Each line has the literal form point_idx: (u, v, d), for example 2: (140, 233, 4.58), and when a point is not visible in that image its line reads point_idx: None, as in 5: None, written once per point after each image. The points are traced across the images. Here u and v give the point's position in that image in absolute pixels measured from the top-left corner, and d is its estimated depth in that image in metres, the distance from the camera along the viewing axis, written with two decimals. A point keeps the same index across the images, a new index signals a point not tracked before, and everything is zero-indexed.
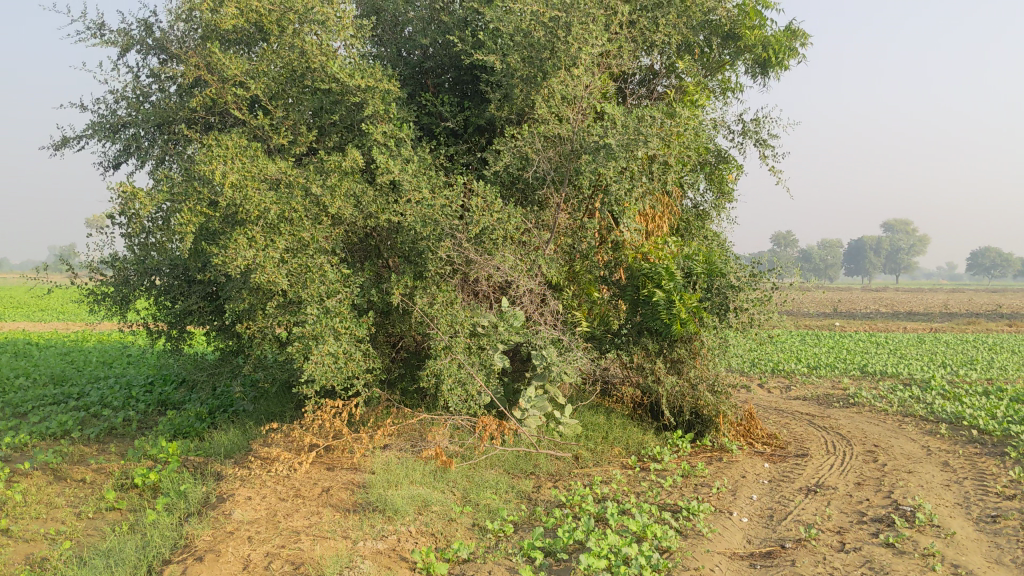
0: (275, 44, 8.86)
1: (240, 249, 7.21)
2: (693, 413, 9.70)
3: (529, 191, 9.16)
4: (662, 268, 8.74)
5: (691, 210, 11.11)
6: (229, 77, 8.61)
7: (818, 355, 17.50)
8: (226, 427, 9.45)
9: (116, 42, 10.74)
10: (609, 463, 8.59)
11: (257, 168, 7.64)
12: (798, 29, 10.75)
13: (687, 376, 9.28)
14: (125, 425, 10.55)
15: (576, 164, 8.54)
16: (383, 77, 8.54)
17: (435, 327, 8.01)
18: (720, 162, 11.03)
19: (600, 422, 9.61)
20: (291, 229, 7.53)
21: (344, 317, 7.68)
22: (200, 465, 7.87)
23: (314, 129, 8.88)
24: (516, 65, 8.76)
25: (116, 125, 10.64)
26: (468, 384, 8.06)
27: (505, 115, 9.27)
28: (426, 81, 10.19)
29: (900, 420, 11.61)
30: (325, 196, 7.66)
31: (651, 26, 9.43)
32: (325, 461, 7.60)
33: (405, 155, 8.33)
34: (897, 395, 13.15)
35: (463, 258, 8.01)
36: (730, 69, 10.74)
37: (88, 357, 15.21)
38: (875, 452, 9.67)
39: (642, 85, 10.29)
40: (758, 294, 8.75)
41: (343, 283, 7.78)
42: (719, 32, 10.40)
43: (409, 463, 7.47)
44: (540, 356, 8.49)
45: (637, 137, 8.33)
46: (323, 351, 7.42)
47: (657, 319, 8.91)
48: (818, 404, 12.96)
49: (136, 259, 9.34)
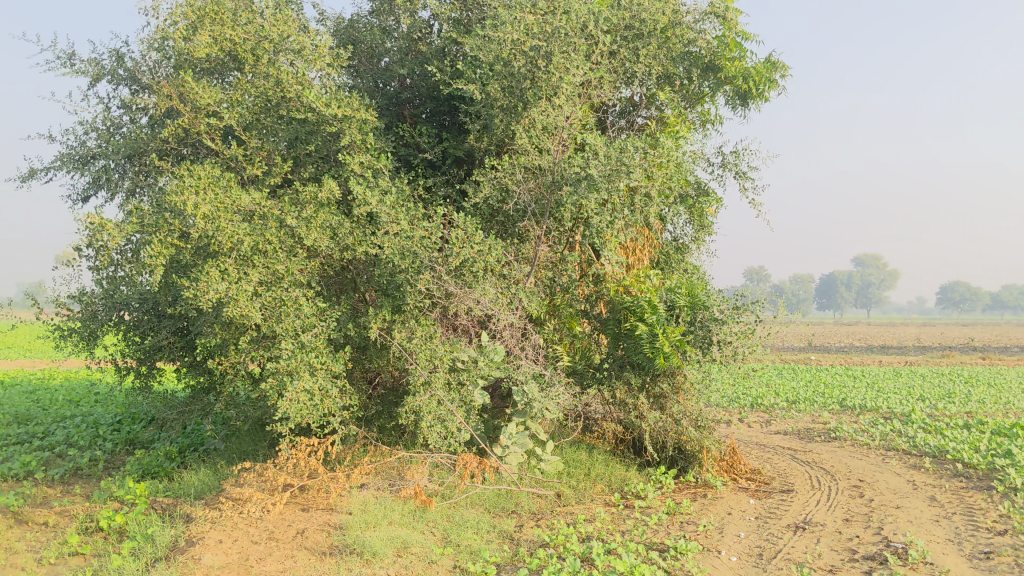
0: (250, 73, 8.69)
1: (212, 282, 6.97)
2: (676, 448, 9.51)
3: (509, 223, 9.02)
4: (645, 301, 8.62)
5: (671, 242, 11.01)
6: (202, 107, 8.43)
7: (796, 389, 17.39)
8: (196, 467, 9.16)
9: (86, 72, 10.55)
10: (592, 501, 8.37)
11: (230, 198, 7.39)
12: (778, 61, 10.73)
13: (671, 411, 9.19)
14: (91, 465, 10.22)
15: (557, 195, 8.39)
16: (360, 106, 8.38)
17: (414, 362, 7.81)
18: (700, 194, 10.94)
19: (582, 458, 9.40)
20: (265, 262, 7.32)
21: (320, 352, 7.45)
22: (168, 508, 7.58)
23: (289, 160, 8.71)
24: (495, 95, 8.64)
25: (85, 157, 10.44)
26: (447, 420, 7.83)
27: (484, 146, 9.14)
28: (403, 112, 10.05)
29: (883, 454, 11.47)
30: (301, 228, 7.47)
31: (632, 57, 9.39)
32: (299, 501, 7.34)
33: (383, 186, 8.16)
34: (879, 428, 13.03)
35: (443, 291, 7.83)
36: (710, 100, 10.70)
37: (54, 395, 14.83)
38: (861, 487, 9.51)
39: (622, 117, 10.20)
40: (741, 327, 8.63)
41: (319, 317, 7.57)
42: (698, 63, 10.36)
43: (387, 503, 7.22)
44: (522, 392, 8.29)
45: (620, 169, 8.16)
46: (298, 388, 7.19)
47: (640, 353, 8.73)
48: (799, 438, 12.81)
49: (105, 293, 9.08)
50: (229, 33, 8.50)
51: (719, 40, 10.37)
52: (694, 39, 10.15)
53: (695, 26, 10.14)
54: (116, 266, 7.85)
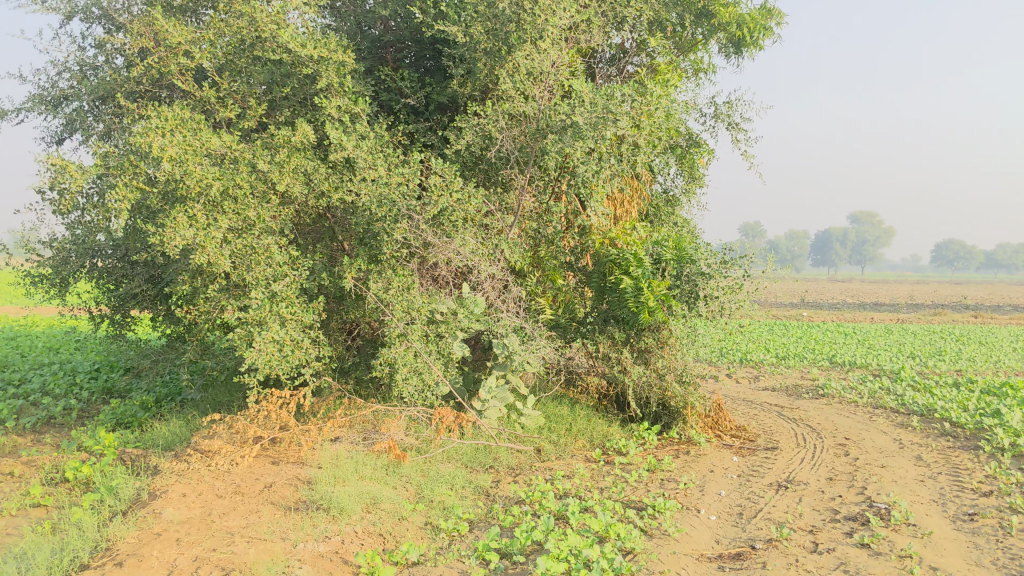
0: (224, 12, 8.37)
1: (178, 228, 6.72)
2: (659, 404, 9.29)
3: (492, 171, 8.75)
4: (630, 254, 8.40)
5: (660, 195, 10.80)
6: (173, 45, 8.11)
7: (787, 345, 17.24)
8: (170, 417, 8.99)
9: (58, 10, 10.17)
10: (573, 456, 8.21)
11: (199, 141, 7.12)
12: (774, 7, 10.39)
13: (655, 366, 8.98)
14: (64, 414, 10.04)
15: (541, 143, 8.13)
16: (337, 47, 8.06)
17: (390, 313, 7.60)
18: (691, 145, 10.66)
19: (564, 413, 9.22)
20: (235, 208, 7.06)
21: (291, 302, 7.22)
22: (136, 460, 7.40)
23: (264, 102, 8.40)
24: (478, 37, 8.33)
25: (58, 99, 10.12)
26: (424, 373, 7.63)
27: (468, 91, 8.84)
28: (386, 56, 9.71)
29: (870, 412, 11.33)
30: (274, 173, 7.21)
31: (623, 1, 9.04)
32: (270, 454, 7.16)
33: (361, 131, 7.88)
34: (867, 386, 12.89)
35: (420, 241, 7.60)
36: (702, 48, 10.38)
37: (35, 342, 14.63)
38: (846, 445, 9.36)
39: (612, 64, 9.89)
40: (729, 281, 8.38)
41: (292, 266, 7.34)
42: (691, 9, 10.02)
43: (360, 457, 7.04)
44: (502, 345, 8.07)
45: (606, 116, 7.90)
46: (268, 338, 6.97)
47: (625, 307, 8.55)
48: (787, 395, 12.67)
49: (75, 239, 8.82)
50: None
51: None
52: None
53: None
54: (83, 210, 7.58)
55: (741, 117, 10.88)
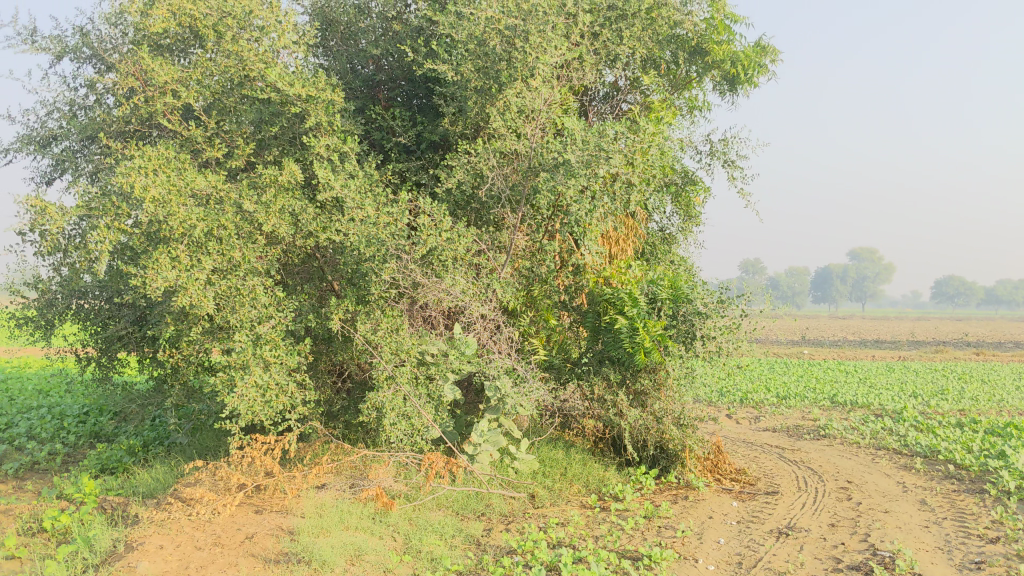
0: (212, 51, 8.28)
1: (161, 269, 6.56)
2: (657, 447, 9.05)
3: (484, 210, 8.61)
4: (625, 293, 8.19)
5: (657, 233, 10.66)
6: (160, 84, 8.01)
7: (788, 384, 17.00)
8: (155, 463, 8.77)
9: (48, 50, 10.09)
10: (568, 502, 7.98)
11: (184, 181, 6.98)
12: (769, 44, 10.31)
13: (652, 409, 8.78)
14: (49, 460, 9.83)
15: (533, 182, 7.98)
16: (326, 86, 7.96)
17: (379, 356, 7.42)
18: (687, 183, 10.53)
19: (559, 457, 8.99)
20: (220, 248, 6.91)
21: (276, 345, 7.04)
22: (117, 508, 7.19)
23: (252, 141, 8.28)
24: (469, 75, 8.23)
25: (47, 138, 10.01)
26: (414, 418, 7.42)
27: (459, 129, 8.72)
28: (377, 94, 9.61)
29: (873, 453, 11.09)
30: (260, 213, 7.07)
31: (616, 39, 8.96)
32: (254, 503, 6.94)
33: (350, 170, 7.75)
34: (869, 426, 12.65)
35: (410, 281, 7.43)
36: (697, 86, 10.30)
37: (24, 385, 14.40)
38: (849, 489, 9.13)
39: (606, 102, 9.82)
40: (726, 321, 8.20)
41: (277, 307, 7.17)
42: (685, 46, 9.95)
43: (346, 506, 6.82)
44: (494, 388, 7.87)
45: (599, 154, 7.76)
46: (252, 383, 6.79)
47: (620, 348, 8.37)
48: (788, 436, 12.43)
49: (60, 280, 8.67)
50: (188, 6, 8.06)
51: (707, 22, 9.96)
52: (681, 22, 9.72)
53: (682, 8, 9.72)
54: (66, 251, 7.43)
55: (737, 155, 10.77)
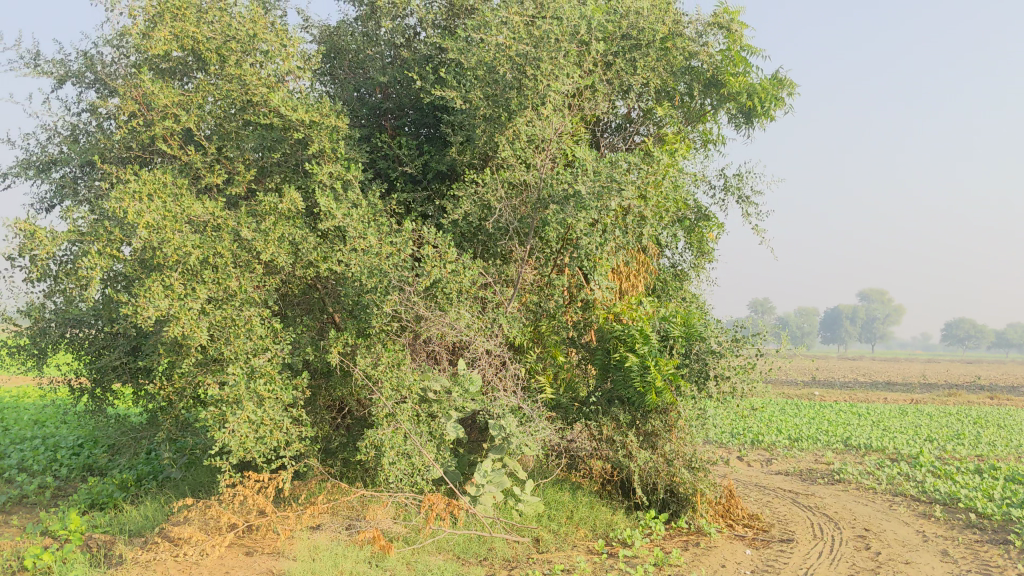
0: (215, 75, 8.09)
1: (153, 298, 6.30)
2: (667, 490, 8.70)
3: (491, 242, 8.35)
4: (635, 330, 7.89)
5: (668, 269, 10.39)
6: (160, 108, 7.80)
7: (800, 426, 16.60)
8: (146, 498, 8.46)
9: (51, 74, 9.92)
10: (574, 548, 7.63)
11: (180, 207, 6.74)
12: (786, 77, 10.08)
13: (662, 451, 8.42)
14: (39, 493, 9.52)
15: (542, 214, 7.73)
16: (330, 112, 7.75)
17: (379, 392, 7.14)
18: (700, 219, 10.26)
19: (565, 499, 8.65)
20: (216, 277, 6.66)
21: (271, 378, 6.75)
22: (102, 547, 6.86)
23: (254, 167, 8.06)
24: (477, 102, 8.01)
25: (47, 163, 9.81)
26: (414, 456, 7.10)
27: (467, 159, 8.49)
28: (384, 123, 9.39)
29: (890, 500, 10.71)
30: (258, 241, 6.82)
31: (629, 69, 8.75)
32: (245, 544, 6.61)
33: (353, 199, 7.50)
34: (885, 471, 12.27)
35: (412, 314, 7.15)
36: (711, 119, 10.07)
37: (20, 416, 14.10)
38: (867, 538, 8.77)
39: (618, 134, 9.59)
40: (740, 361, 7.99)
41: (273, 339, 6.89)
42: (700, 78, 9.74)
43: (341, 549, 6.48)
44: (498, 427, 7.56)
45: (611, 185, 7.50)
46: (244, 418, 6.49)
47: (629, 387, 8.05)
48: (801, 480, 12.05)
49: (53, 308, 8.42)
50: (191, 29, 7.88)
51: (723, 54, 9.75)
52: (696, 53, 9.52)
53: (697, 39, 9.52)
54: (58, 277, 7.19)
55: (752, 191, 10.51)
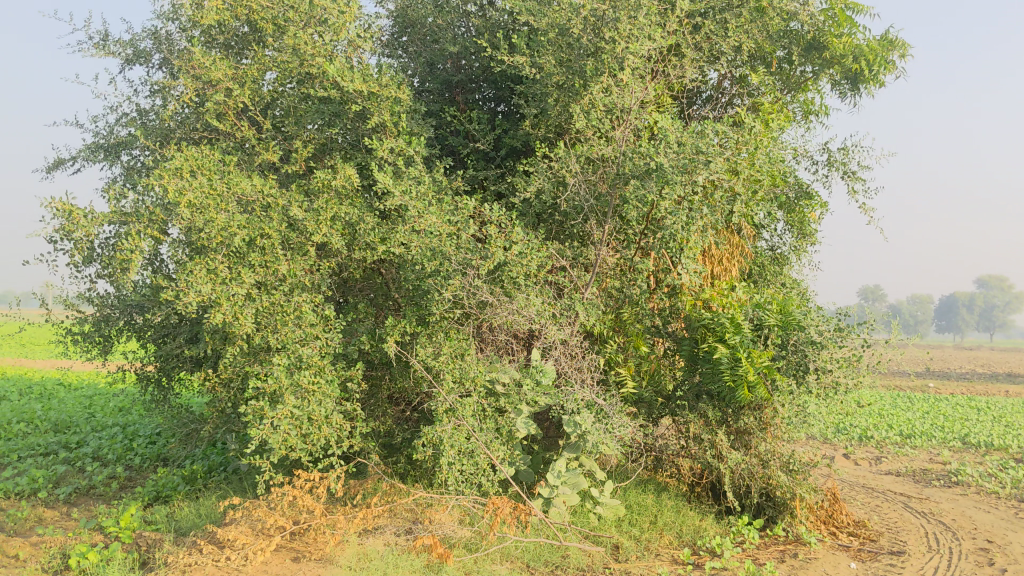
0: (274, 48, 7.64)
1: (195, 282, 5.88)
2: (762, 494, 7.90)
3: (567, 222, 7.70)
4: (726, 318, 7.10)
5: (766, 252, 9.57)
6: (214, 83, 7.39)
7: (913, 422, 15.40)
8: (206, 494, 8.10)
9: (118, 54, 9.58)
10: (656, 557, 6.91)
11: (226, 184, 6.31)
12: (897, 37, 9.10)
13: (757, 451, 7.70)
14: (107, 485, 9.30)
15: (621, 190, 7.01)
16: (390, 82, 7.19)
17: (440, 385, 6.57)
18: (800, 197, 9.38)
19: (648, 501, 7.93)
20: (263, 260, 6.19)
21: (319, 370, 6.22)
22: (149, 547, 6.49)
23: (314, 145, 7.59)
24: (550, 69, 7.37)
25: (113, 147, 9.49)
26: (478, 455, 6.50)
27: (541, 133, 7.85)
28: (456, 97, 8.83)
29: (1015, 506, 9.62)
30: (308, 222, 6.31)
31: (720, 31, 7.96)
32: (295, 548, 6.12)
33: (416, 175, 6.92)
34: (1010, 473, 11.12)
35: (476, 300, 6.54)
36: (813, 87, 9.20)
37: (107, 402, 14.11)
38: (990, 551, 7.80)
39: (709, 104, 8.91)
40: (846, 352, 7.18)
41: (324, 327, 6.37)
42: (800, 41, 8.91)
43: (396, 556, 5.92)
44: (573, 423, 6.89)
45: (697, 157, 6.71)
46: (287, 412, 5.95)
47: (719, 381, 7.27)
48: (915, 482, 11.02)
49: (117, 294, 8.07)
50: None
51: (827, 14, 8.86)
52: (795, 14, 8.66)
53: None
54: (105, 260, 6.89)
55: (859, 166, 9.56)
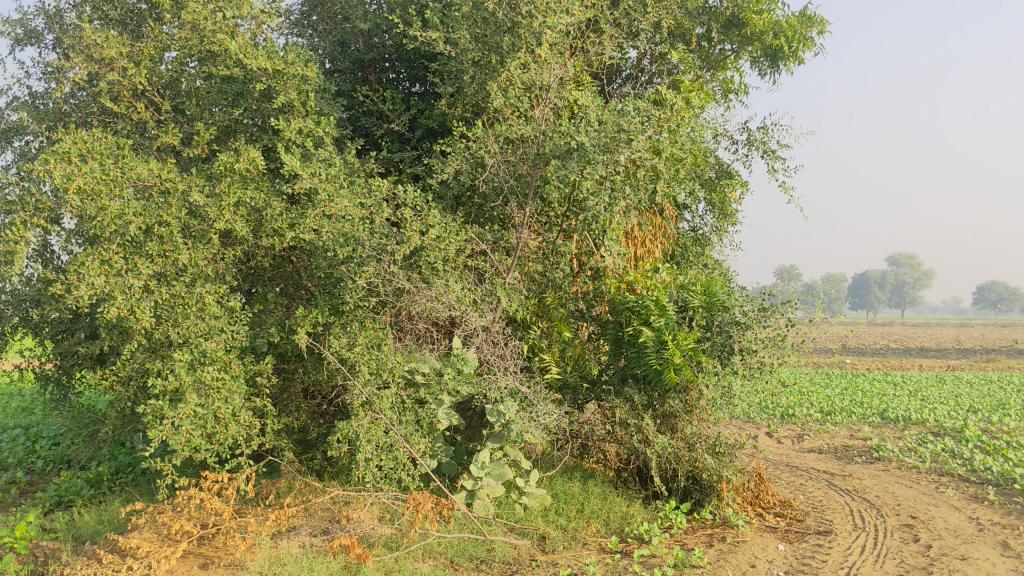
0: (173, 25, 7.21)
1: (87, 274, 5.48)
2: (689, 477, 7.77)
3: (486, 205, 7.45)
4: (651, 300, 6.93)
5: (688, 234, 9.47)
6: (107, 61, 6.93)
7: (834, 398, 15.56)
8: (112, 497, 7.66)
9: (8, 33, 8.99)
10: (584, 547, 6.72)
11: (120, 168, 5.90)
12: (816, 14, 9.04)
13: (684, 435, 7.56)
14: (5, 490, 8.77)
15: (542, 171, 6.77)
16: (297, 60, 6.83)
17: (356, 378, 6.28)
18: (721, 177, 9.27)
19: (575, 489, 7.75)
20: (162, 250, 5.80)
21: (226, 366, 5.86)
22: (46, 558, 6.08)
23: (217, 127, 7.20)
24: (466, 45, 7.09)
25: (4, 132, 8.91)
26: (396, 449, 6.22)
27: (458, 113, 7.57)
28: (369, 77, 8.49)
29: (935, 481, 9.67)
30: (210, 208, 5.93)
31: (639, 7, 7.77)
32: (204, 554, 5.77)
33: (326, 157, 6.59)
34: (928, 448, 11.23)
35: (392, 287, 6.25)
36: (733, 66, 9.11)
37: (9, 402, 13.42)
38: (914, 527, 7.80)
39: (629, 82, 8.75)
40: (769, 333, 7.05)
41: (230, 320, 6.01)
42: (719, 18, 8.78)
43: (311, 558, 5.60)
44: (496, 413, 6.60)
45: (618, 135, 6.51)
46: (189, 411, 5.58)
47: (645, 365, 7.09)
48: (838, 459, 11.06)
49: (8, 288, 7.56)
50: None
51: None
52: None
53: None
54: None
55: (779, 144, 9.48)
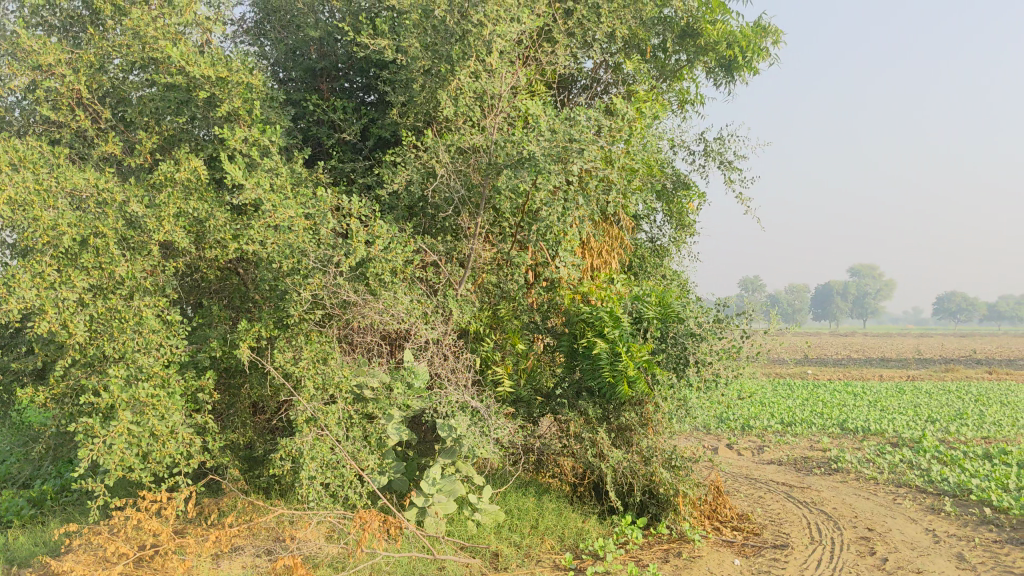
0: (115, 31, 7.03)
1: (17, 287, 5.28)
2: (645, 491, 7.66)
3: (438, 216, 7.33)
4: (605, 312, 6.83)
5: (646, 244, 9.42)
6: (45, 68, 6.73)
7: (794, 409, 15.56)
8: (53, 517, 7.43)
9: None
10: (537, 564, 6.58)
11: (55, 177, 5.71)
12: (770, 24, 9.04)
13: (639, 449, 7.45)
14: None
15: (493, 181, 6.65)
16: (242, 67, 6.67)
17: (302, 393, 6.11)
18: (678, 187, 9.22)
19: (529, 505, 7.61)
20: (97, 261, 5.61)
21: (164, 381, 5.67)
22: None
23: (161, 136, 7.02)
24: (415, 53, 6.98)
25: None
26: (343, 466, 6.06)
27: (409, 122, 7.44)
28: (320, 85, 8.35)
29: (893, 492, 9.65)
30: (148, 219, 5.76)
31: (593, 16, 7.70)
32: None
33: (271, 166, 6.43)
34: (886, 458, 11.23)
35: (338, 300, 6.10)
36: (689, 76, 9.07)
37: None
38: (871, 540, 7.75)
39: (584, 92, 8.67)
40: (724, 343, 6.95)
41: (169, 334, 5.83)
42: (674, 29, 8.74)
43: None
44: (447, 427, 6.47)
45: (570, 144, 6.41)
46: (124, 429, 5.39)
47: (599, 377, 6.98)
48: (796, 471, 11.02)
49: None
50: None
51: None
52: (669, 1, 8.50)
53: None
54: None
55: (735, 155, 9.45)
